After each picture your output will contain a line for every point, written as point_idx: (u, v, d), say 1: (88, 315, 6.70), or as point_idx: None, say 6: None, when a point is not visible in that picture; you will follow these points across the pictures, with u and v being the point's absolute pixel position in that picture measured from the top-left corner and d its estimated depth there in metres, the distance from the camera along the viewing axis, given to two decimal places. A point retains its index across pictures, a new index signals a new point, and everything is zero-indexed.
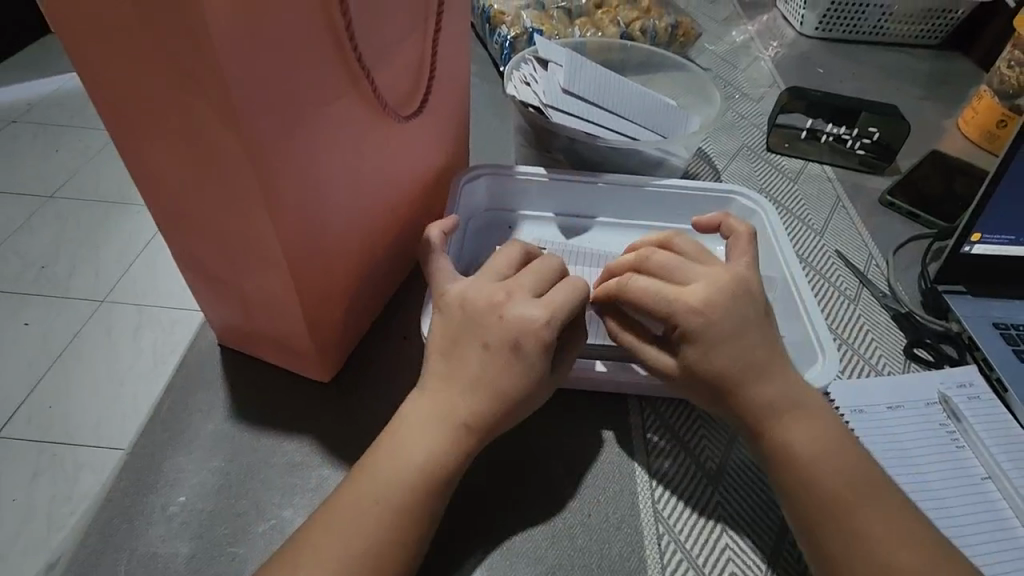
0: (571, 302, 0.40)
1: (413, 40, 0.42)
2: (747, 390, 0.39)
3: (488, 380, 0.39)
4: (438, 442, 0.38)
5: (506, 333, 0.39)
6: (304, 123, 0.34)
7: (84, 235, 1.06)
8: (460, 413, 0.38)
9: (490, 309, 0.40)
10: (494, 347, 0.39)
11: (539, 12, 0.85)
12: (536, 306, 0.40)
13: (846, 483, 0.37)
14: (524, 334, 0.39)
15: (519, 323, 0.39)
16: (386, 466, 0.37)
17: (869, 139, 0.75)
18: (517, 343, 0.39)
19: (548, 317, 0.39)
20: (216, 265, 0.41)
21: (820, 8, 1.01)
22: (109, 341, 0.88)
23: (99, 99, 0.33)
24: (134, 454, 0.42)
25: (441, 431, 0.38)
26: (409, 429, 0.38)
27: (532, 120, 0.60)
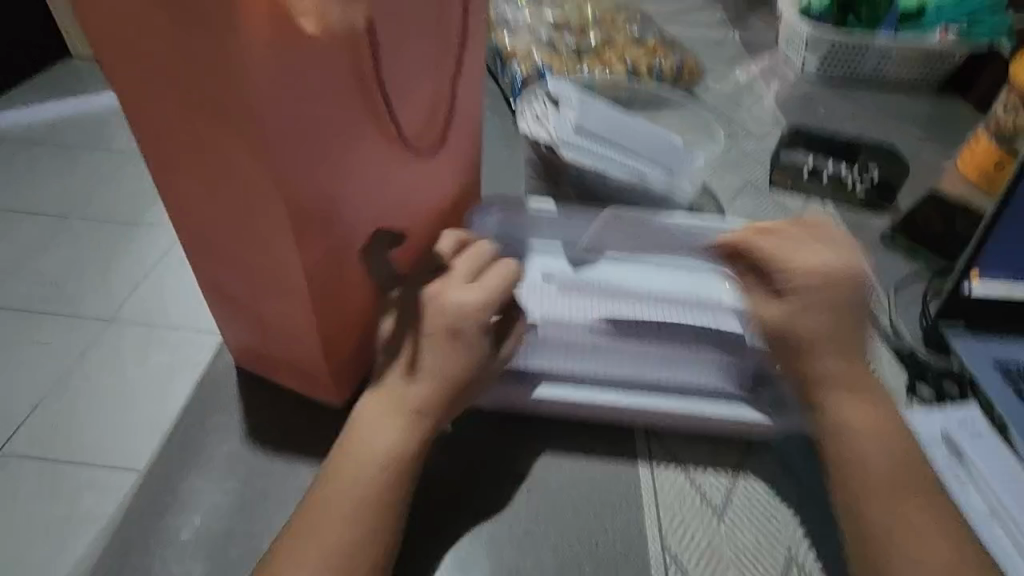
0: (501, 285, 0.43)
1: (434, 77, 0.44)
2: (820, 358, 0.44)
3: (439, 369, 0.41)
4: (399, 438, 0.40)
5: (447, 322, 0.41)
6: (331, 156, 0.36)
7: (98, 256, 1.08)
8: (412, 403, 0.40)
9: (428, 300, 0.42)
10: (465, 354, 0.39)
11: (549, 50, 0.89)
12: (466, 291, 0.42)
13: (882, 463, 0.41)
14: (462, 318, 0.41)
15: (456, 310, 0.41)
16: (353, 465, 0.39)
17: (871, 178, 0.76)
18: (456, 328, 0.41)
19: (484, 301, 0.42)
20: (239, 289, 0.42)
21: (820, 51, 1.04)
22: (122, 365, 0.92)
23: (140, 126, 0.36)
24: (151, 474, 0.43)
25: (400, 428, 0.40)
26: (370, 427, 0.40)
27: (543, 157, 0.62)
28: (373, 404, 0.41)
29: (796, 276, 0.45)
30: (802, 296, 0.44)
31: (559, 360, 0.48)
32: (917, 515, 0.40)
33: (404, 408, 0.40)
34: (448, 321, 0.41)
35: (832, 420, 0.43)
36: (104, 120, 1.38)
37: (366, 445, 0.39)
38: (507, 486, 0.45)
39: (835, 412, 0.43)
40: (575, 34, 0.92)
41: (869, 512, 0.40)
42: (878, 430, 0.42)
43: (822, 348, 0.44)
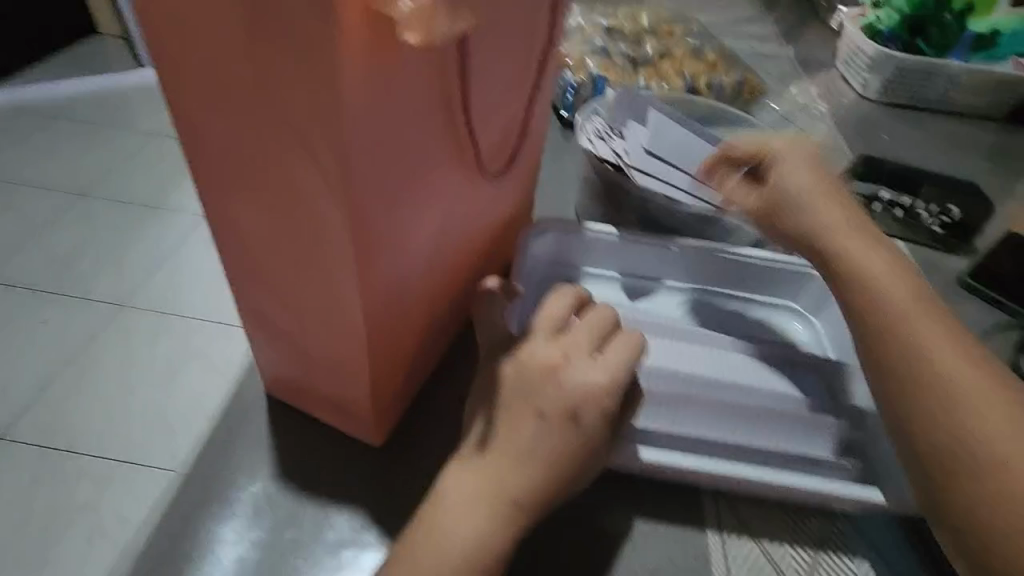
0: (626, 363, 0.39)
1: (515, 95, 0.39)
2: (840, 250, 0.43)
3: (541, 450, 0.35)
4: (486, 522, 0.34)
5: (566, 401, 0.37)
6: (405, 183, 0.32)
7: (113, 239, 1.03)
8: (510, 491, 0.35)
9: (547, 372, 0.38)
10: (550, 417, 0.36)
11: (603, 58, 0.84)
12: (594, 368, 0.38)
13: (932, 333, 0.37)
14: (584, 403, 0.37)
15: (578, 391, 0.37)
16: (432, 551, 0.34)
17: (947, 218, 0.71)
18: (575, 412, 0.36)
19: (610, 383, 0.38)
20: (283, 317, 0.38)
21: (884, 73, 0.99)
22: (123, 343, 0.84)
23: (192, 144, 0.31)
24: (173, 513, 0.39)
25: (490, 514, 0.34)
26: (455, 508, 0.35)
27: (608, 177, 0.57)
28: (461, 483, 0.35)
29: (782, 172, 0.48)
30: (825, 223, 0.45)
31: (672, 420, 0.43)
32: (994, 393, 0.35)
33: (499, 493, 0.35)
34: (540, 384, 0.37)
35: (882, 318, 0.39)
36: (129, 99, 1.34)
37: (451, 533, 0.34)
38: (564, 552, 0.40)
39: (878, 283, 0.40)
40: (631, 43, 0.87)
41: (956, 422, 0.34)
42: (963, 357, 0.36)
43: (863, 264, 0.42)
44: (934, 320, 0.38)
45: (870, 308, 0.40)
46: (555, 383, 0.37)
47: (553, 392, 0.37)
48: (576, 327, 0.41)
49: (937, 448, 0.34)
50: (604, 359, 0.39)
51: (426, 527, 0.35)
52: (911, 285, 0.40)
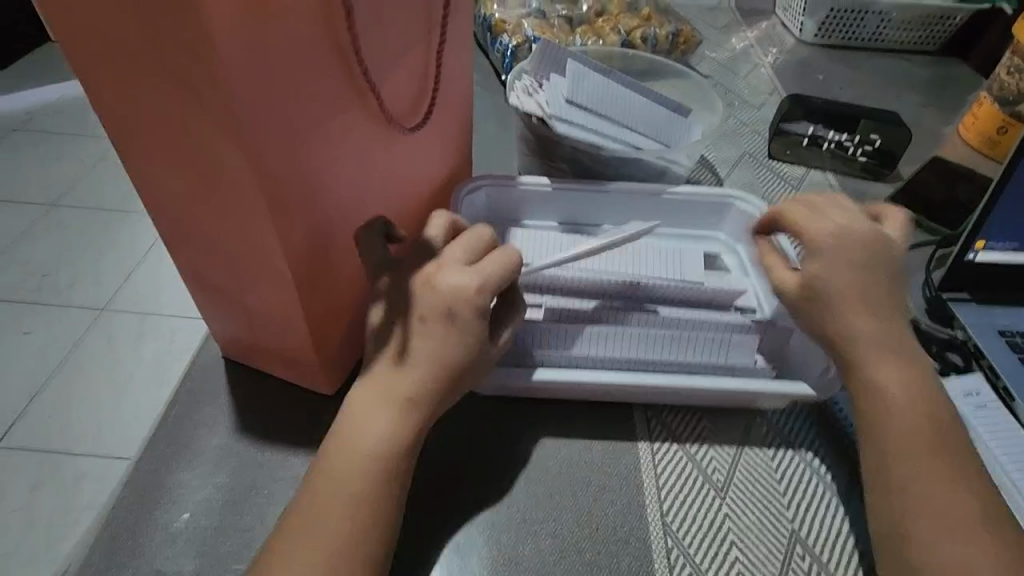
0: (502, 273, 0.40)
1: (418, 51, 0.42)
2: (855, 334, 0.42)
3: (451, 354, 0.38)
4: (393, 420, 0.37)
5: (440, 302, 0.38)
6: (307, 139, 0.34)
7: (82, 245, 1.05)
8: (407, 392, 0.37)
9: (423, 280, 0.39)
10: (428, 320, 0.38)
11: (539, 20, 0.86)
12: (464, 274, 0.39)
13: (903, 358, 0.42)
14: (457, 301, 0.38)
15: (452, 291, 0.38)
16: (349, 454, 0.36)
17: (871, 146, 0.74)
18: (450, 310, 0.38)
19: (483, 284, 0.39)
20: (221, 278, 0.40)
21: (818, 16, 1.01)
22: (108, 349, 0.88)
23: (103, 117, 0.33)
24: (138, 468, 0.42)
25: (395, 414, 0.37)
26: (367, 412, 0.37)
27: (535, 130, 0.60)
28: (365, 393, 0.38)
29: (820, 278, 0.43)
30: (847, 308, 0.42)
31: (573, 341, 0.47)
32: (948, 473, 0.37)
33: (400, 394, 0.37)
34: (416, 292, 0.39)
35: (868, 387, 0.41)
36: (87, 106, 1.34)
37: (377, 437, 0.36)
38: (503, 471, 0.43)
39: (857, 344, 0.42)
40: (566, 4, 0.89)
41: (912, 499, 0.37)
42: (921, 446, 0.38)
43: (866, 316, 0.42)
44: (922, 414, 0.39)
45: (861, 371, 0.41)
46: (427, 287, 0.39)
47: (427, 296, 0.38)
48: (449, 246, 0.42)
49: (881, 475, 0.38)
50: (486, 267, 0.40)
51: (340, 435, 0.37)
52: (873, 313, 0.42)
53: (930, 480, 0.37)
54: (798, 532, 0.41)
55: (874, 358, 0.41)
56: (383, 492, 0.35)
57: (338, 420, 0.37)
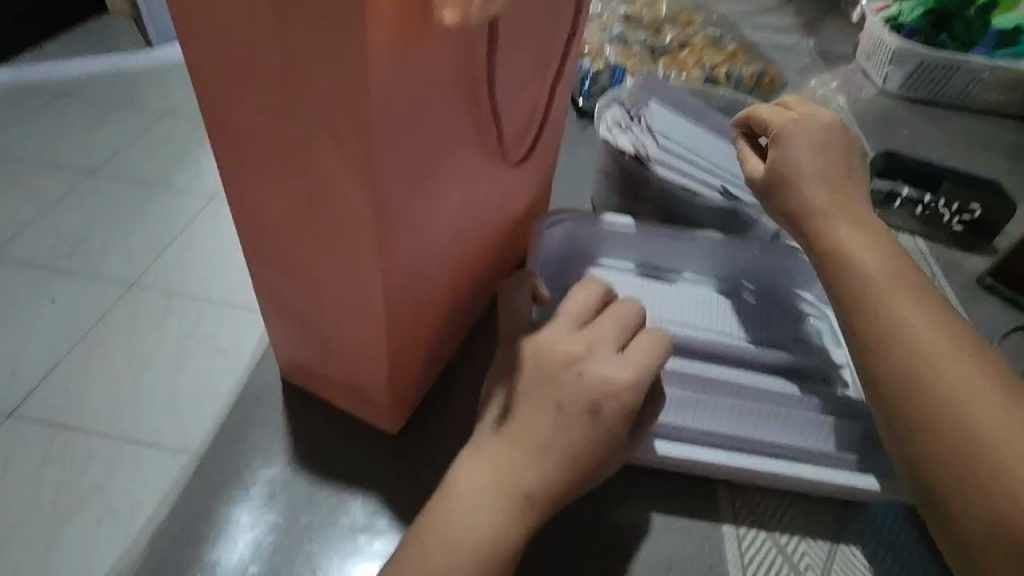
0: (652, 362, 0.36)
1: (537, 83, 0.39)
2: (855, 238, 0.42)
3: (561, 442, 0.34)
4: (499, 511, 0.33)
5: (584, 394, 0.35)
6: (427, 169, 0.32)
7: (123, 222, 1.03)
8: (510, 467, 0.34)
9: (568, 362, 0.36)
10: (568, 408, 0.34)
11: (620, 46, 0.83)
12: (616, 364, 0.36)
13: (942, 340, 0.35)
14: (606, 396, 0.35)
15: (599, 384, 0.35)
16: (444, 537, 0.32)
17: (969, 216, 0.69)
18: (596, 406, 0.35)
19: (633, 379, 0.35)
20: (303, 302, 0.38)
21: (904, 69, 0.97)
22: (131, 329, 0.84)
23: (218, 131, 0.32)
24: (187, 495, 0.38)
25: (504, 504, 0.33)
26: (470, 494, 0.33)
27: (625, 167, 0.56)
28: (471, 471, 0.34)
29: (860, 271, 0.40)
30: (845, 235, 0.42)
31: (696, 414, 0.43)
32: None
33: (515, 483, 0.33)
34: (558, 373, 0.35)
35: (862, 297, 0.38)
36: (138, 79, 1.33)
37: (474, 520, 0.32)
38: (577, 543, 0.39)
39: (896, 322, 0.36)
40: (648, 32, 0.86)
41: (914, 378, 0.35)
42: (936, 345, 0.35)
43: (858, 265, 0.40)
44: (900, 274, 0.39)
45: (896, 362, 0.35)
46: (573, 372, 0.35)
47: (572, 383, 0.35)
48: (596, 321, 0.39)
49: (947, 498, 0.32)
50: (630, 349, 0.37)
51: (441, 518, 0.33)
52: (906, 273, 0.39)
53: (956, 378, 0.34)
54: None
55: (932, 362, 0.34)
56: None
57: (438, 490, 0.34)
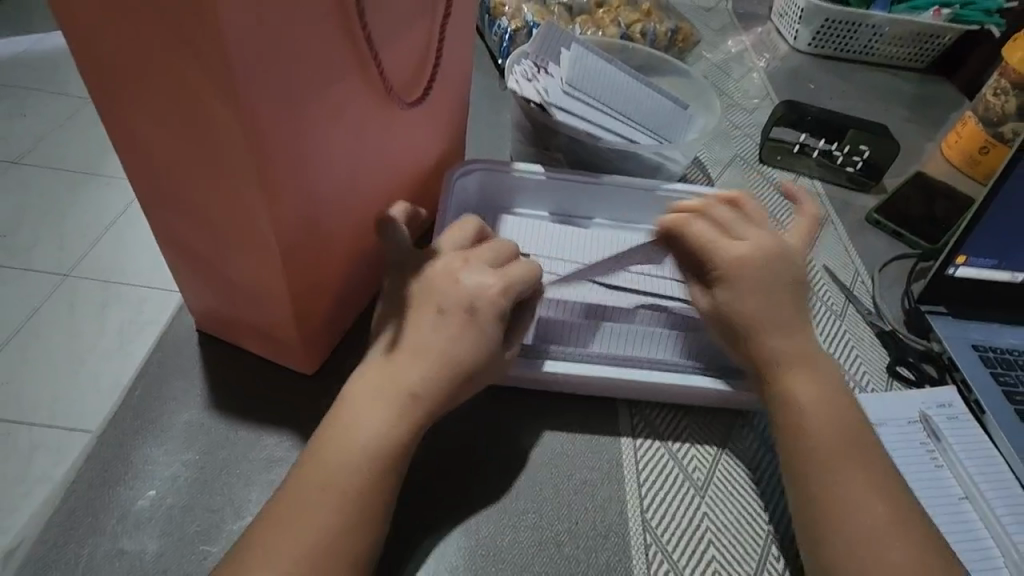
0: (523, 280, 0.40)
1: (421, 25, 0.40)
2: (770, 341, 0.42)
3: (457, 359, 0.37)
4: (398, 424, 0.35)
5: (462, 297, 0.38)
6: (304, 108, 0.33)
7: (46, 205, 1.00)
8: (408, 384, 0.36)
9: (445, 273, 0.40)
10: (449, 311, 0.38)
11: (539, 6, 0.84)
12: (489, 275, 0.40)
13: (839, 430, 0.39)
14: (480, 297, 0.38)
15: (474, 288, 0.39)
16: (342, 447, 0.34)
17: (859, 157, 0.75)
18: (472, 306, 0.38)
19: (505, 286, 0.39)
20: (202, 248, 0.38)
21: (813, 25, 1.02)
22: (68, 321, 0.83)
23: (84, 65, 0.31)
24: (101, 441, 0.40)
25: (407, 417, 0.36)
26: (368, 406, 0.35)
27: (533, 116, 0.59)
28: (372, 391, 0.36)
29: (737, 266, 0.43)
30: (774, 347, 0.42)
31: (565, 339, 0.46)
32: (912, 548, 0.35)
33: (417, 398, 0.36)
34: (439, 283, 0.39)
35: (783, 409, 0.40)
36: (59, 61, 1.27)
37: (357, 424, 0.35)
38: (482, 460, 0.43)
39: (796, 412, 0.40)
40: None
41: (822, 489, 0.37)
42: (848, 455, 0.38)
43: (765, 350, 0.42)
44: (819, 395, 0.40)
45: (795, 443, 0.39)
46: (453, 280, 0.39)
47: (445, 290, 0.39)
48: (473, 246, 0.43)
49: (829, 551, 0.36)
50: (509, 269, 0.41)
51: (348, 435, 0.35)
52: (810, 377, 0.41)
53: (858, 490, 0.37)
54: (774, 533, 0.42)
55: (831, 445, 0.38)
56: (357, 478, 0.34)
57: (338, 402, 0.37)
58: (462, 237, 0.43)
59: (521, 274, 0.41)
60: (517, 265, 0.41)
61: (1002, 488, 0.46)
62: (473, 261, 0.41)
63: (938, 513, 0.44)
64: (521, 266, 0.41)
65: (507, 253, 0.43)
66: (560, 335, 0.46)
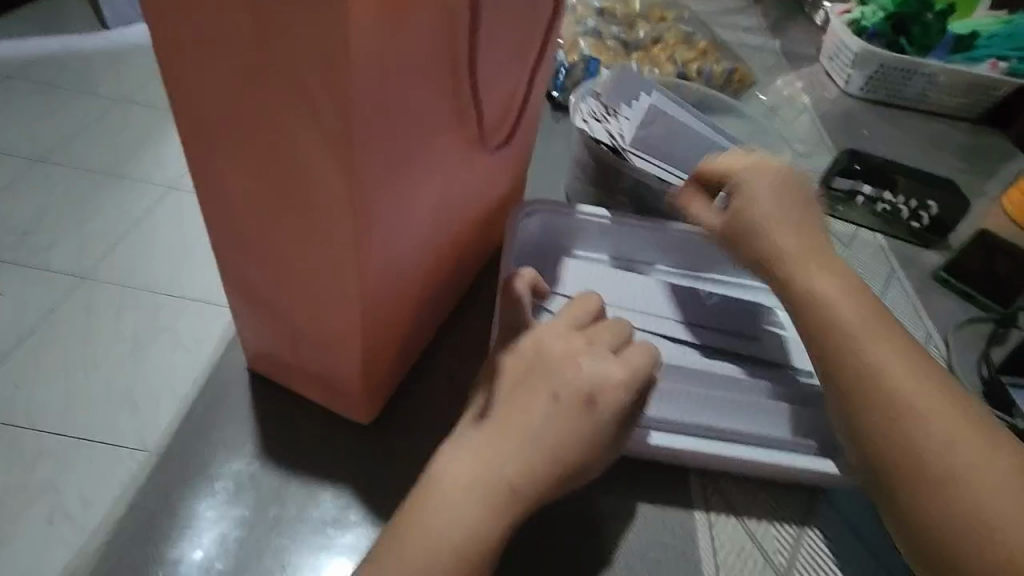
0: (648, 365, 0.36)
1: (515, 67, 0.38)
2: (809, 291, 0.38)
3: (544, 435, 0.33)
4: (482, 506, 0.31)
5: (580, 386, 0.34)
6: (405, 154, 0.31)
7: (62, 203, 0.94)
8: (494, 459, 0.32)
9: (563, 355, 0.36)
10: (565, 399, 0.34)
11: (595, 40, 0.83)
12: (613, 363, 0.36)
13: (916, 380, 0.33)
14: (601, 389, 0.34)
15: (594, 379, 0.35)
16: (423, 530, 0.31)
17: (927, 212, 0.72)
18: (591, 398, 0.34)
19: (628, 378, 0.35)
20: (272, 291, 0.36)
21: (867, 70, 1.00)
22: (86, 318, 0.74)
23: (178, 99, 0.29)
24: (148, 491, 0.37)
25: (490, 494, 0.31)
26: (448, 483, 0.32)
27: (601, 158, 0.56)
28: (450, 467, 0.32)
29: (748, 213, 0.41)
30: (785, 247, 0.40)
31: (680, 412, 0.43)
32: None
33: (497, 475, 0.32)
34: (554, 364, 0.35)
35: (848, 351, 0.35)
36: (94, 61, 1.25)
37: (437, 507, 0.31)
38: (549, 532, 0.40)
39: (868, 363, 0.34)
40: (622, 26, 0.86)
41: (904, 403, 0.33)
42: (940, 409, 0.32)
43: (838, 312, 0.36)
44: (870, 314, 0.35)
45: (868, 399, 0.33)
46: (572, 364, 0.35)
47: (563, 376, 0.35)
48: (592, 326, 0.39)
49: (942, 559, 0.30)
50: (635, 358, 0.37)
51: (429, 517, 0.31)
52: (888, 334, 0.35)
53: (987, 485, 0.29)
54: None
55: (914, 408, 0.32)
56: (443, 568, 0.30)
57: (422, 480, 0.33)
58: (580, 313, 0.40)
59: (643, 357, 0.37)
60: (638, 348, 0.38)
61: None
62: (599, 344, 0.37)
63: None
64: (644, 350, 0.37)
65: (624, 335, 0.39)
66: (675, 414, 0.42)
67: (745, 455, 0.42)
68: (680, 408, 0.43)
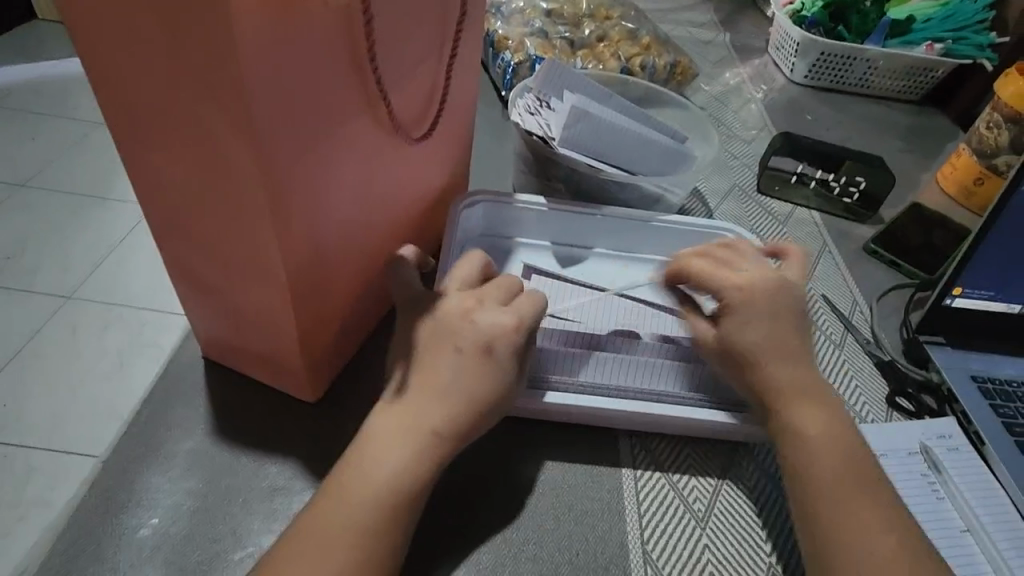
0: (534, 313, 0.42)
1: (428, 64, 0.42)
2: (768, 367, 0.43)
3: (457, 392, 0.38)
4: (410, 456, 0.36)
5: (476, 338, 0.40)
6: (316, 147, 0.34)
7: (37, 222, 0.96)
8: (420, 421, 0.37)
9: (459, 314, 0.41)
10: (466, 351, 0.39)
11: (542, 40, 0.86)
12: (500, 313, 0.41)
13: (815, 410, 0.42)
14: (494, 336, 0.40)
15: (488, 329, 0.40)
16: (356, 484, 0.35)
17: (856, 188, 0.76)
18: (489, 347, 0.40)
19: (517, 323, 0.41)
20: (212, 278, 0.39)
21: (809, 58, 1.04)
22: None
23: (107, 103, 0.32)
24: (107, 469, 0.40)
25: (417, 442, 0.37)
26: (378, 438, 0.37)
27: (535, 148, 0.60)
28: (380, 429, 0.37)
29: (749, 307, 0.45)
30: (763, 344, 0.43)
31: (574, 369, 0.46)
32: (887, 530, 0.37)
33: (421, 428, 0.37)
34: (457, 323, 0.40)
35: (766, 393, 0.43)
36: (68, 85, 1.28)
37: (367, 464, 0.36)
38: (483, 491, 0.43)
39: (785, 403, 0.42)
40: (569, 26, 0.90)
41: (832, 518, 0.38)
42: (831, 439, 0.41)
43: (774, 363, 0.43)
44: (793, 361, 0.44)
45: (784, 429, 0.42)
46: (468, 320, 0.40)
47: (460, 333, 0.40)
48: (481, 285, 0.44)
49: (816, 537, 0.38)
50: (519, 309, 0.42)
51: (368, 471, 0.36)
52: (804, 387, 0.43)
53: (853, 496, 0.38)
54: (773, 564, 0.42)
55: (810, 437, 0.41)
56: (370, 514, 0.34)
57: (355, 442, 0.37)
58: (470, 272, 0.45)
59: (528, 306, 0.42)
60: (523, 299, 0.43)
61: (1004, 522, 0.46)
62: (486, 297, 0.42)
63: (939, 546, 0.44)
64: (528, 300, 0.42)
65: (512, 289, 0.44)
66: (568, 368, 0.46)
67: (631, 407, 0.45)
68: (573, 362, 0.46)
